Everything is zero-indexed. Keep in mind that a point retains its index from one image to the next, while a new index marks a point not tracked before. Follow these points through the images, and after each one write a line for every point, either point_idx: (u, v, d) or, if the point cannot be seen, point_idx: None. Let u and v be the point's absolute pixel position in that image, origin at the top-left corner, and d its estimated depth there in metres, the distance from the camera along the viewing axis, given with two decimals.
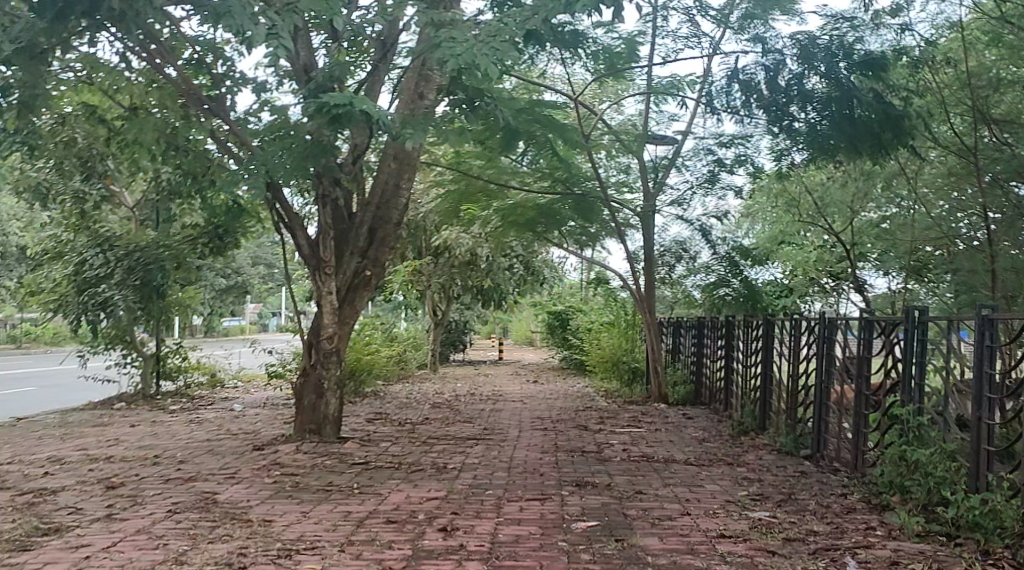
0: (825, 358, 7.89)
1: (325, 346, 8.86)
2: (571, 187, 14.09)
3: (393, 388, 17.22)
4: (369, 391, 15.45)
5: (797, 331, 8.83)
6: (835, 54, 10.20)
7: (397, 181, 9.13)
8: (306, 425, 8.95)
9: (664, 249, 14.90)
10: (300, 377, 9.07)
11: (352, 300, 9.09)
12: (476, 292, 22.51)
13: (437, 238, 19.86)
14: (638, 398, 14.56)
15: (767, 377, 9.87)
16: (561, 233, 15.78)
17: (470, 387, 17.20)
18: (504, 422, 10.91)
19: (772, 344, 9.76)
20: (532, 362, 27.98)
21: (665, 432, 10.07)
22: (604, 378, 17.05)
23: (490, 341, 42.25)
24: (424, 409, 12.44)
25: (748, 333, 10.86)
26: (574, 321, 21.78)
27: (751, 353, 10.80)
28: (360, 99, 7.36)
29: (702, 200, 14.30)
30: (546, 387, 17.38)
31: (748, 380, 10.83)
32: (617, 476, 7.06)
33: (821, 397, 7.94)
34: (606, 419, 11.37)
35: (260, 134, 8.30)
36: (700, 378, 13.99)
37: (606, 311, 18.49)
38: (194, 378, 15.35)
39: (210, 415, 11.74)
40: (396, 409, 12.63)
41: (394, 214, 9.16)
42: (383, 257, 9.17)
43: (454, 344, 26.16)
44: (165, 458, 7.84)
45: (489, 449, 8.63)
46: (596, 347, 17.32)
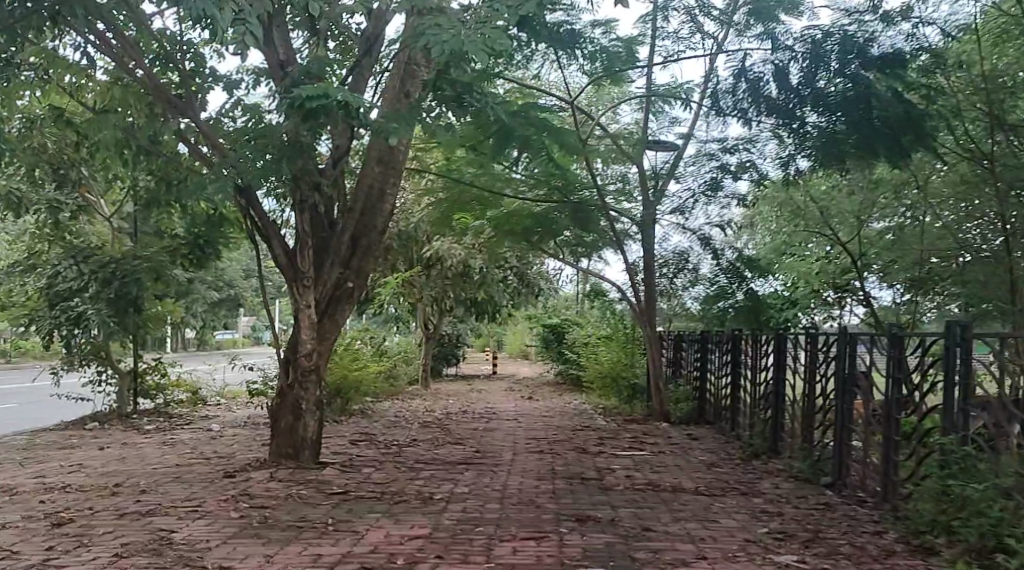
0: (846, 377, 7.30)
1: (304, 363, 8.20)
2: (567, 195, 13.50)
3: (383, 405, 16.56)
4: (357, 409, 14.80)
5: (811, 347, 8.23)
6: (848, 53, 9.64)
7: (382, 186, 8.54)
8: (282, 449, 8.28)
9: (664, 261, 14.30)
10: (276, 397, 8.39)
11: (334, 313, 8.44)
12: (468, 305, 21.88)
13: (429, 249, 19.27)
14: (638, 416, 13.92)
15: (777, 396, 9.26)
16: (557, 244, 15.19)
17: (463, 403, 16.55)
18: (498, 443, 10.26)
19: (783, 361, 9.14)
20: (526, 377, 27.33)
21: (670, 454, 9.44)
22: (602, 394, 16.41)
23: (483, 354, 41.56)
24: (413, 429, 11.79)
25: (755, 349, 10.23)
26: (571, 334, 21.17)
27: (759, 371, 10.18)
28: (339, 93, 6.77)
29: (705, 209, 13.72)
30: (543, 403, 16.74)
31: (755, 398, 10.21)
32: (622, 509, 6.41)
33: (841, 420, 7.33)
34: (606, 440, 10.73)
35: (233, 136, 7.68)
36: (703, 395, 13.35)
37: (603, 324, 17.88)
38: (173, 395, 14.66)
39: (186, 437, 11.07)
40: (384, 428, 11.98)
41: (379, 221, 8.54)
42: (367, 268, 8.53)
43: (445, 358, 25.49)
44: (125, 488, 7.16)
45: (481, 475, 7.98)
46: (593, 362, 16.68)
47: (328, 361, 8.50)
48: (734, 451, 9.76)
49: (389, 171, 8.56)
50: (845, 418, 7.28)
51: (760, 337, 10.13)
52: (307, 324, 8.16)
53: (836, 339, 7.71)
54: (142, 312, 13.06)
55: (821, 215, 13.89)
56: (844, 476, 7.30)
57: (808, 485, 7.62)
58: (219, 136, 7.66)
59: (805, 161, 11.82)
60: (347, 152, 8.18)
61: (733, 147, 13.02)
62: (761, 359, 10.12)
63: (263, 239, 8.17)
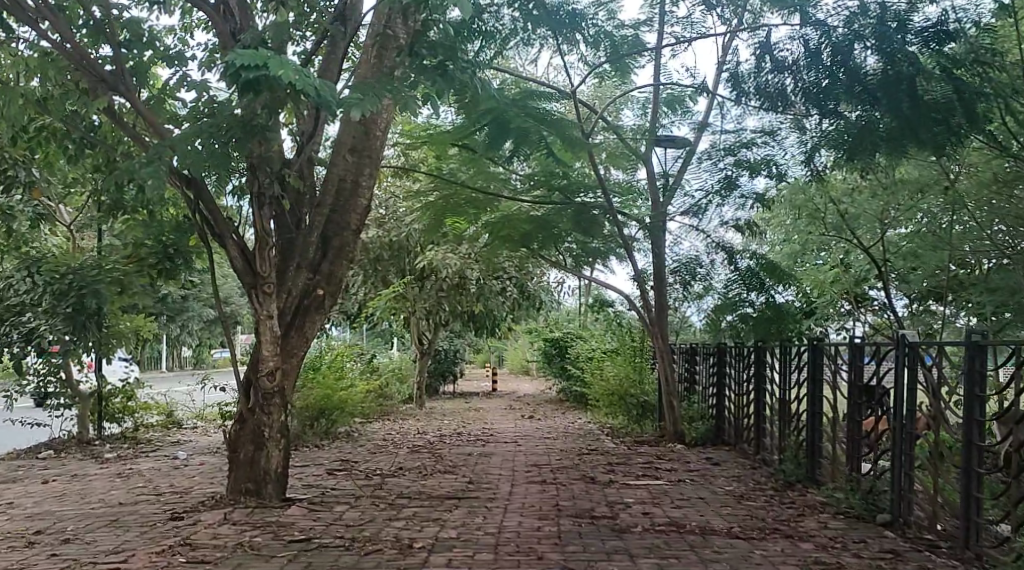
0: (905, 394, 6.20)
1: (265, 384, 7.02)
2: (570, 196, 12.33)
3: (373, 426, 15.36)
4: (343, 433, 13.63)
5: (857, 358, 7.11)
6: (888, 26, 8.51)
7: (358, 177, 7.45)
8: (241, 485, 7.05)
9: (675, 268, 13.18)
10: (235, 423, 7.19)
11: (301, 325, 7.28)
12: (466, 319, 20.74)
13: (422, 259, 18.13)
14: (649, 437, 12.71)
15: (814, 414, 8.12)
16: (558, 250, 14.03)
17: (459, 424, 15.34)
18: (495, 472, 9.06)
19: (820, 374, 8.01)
20: (526, 394, 26.15)
21: (691, 484, 8.25)
22: (608, 413, 15.20)
23: (482, 370, 40.36)
24: (401, 455, 10.61)
25: (783, 361, 9.10)
26: (573, 348, 19.97)
27: (789, 386, 9.03)
28: (281, 63, 5.51)
29: (719, 210, 12.59)
30: (544, 423, 15.53)
31: (786, 416, 9.06)
32: (643, 561, 5.22)
33: (902, 446, 6.23)
34: (617, 466, 9.54)
35: (174, 118, 6.55)
36: (721, 414, 12.16)
37: (608, 338, 16.74)
38: (143, 419, 13.47)
39: (147, 467, 9.89)
40: (369, 454, 10.79)
41: (354, 218, 7.45)
42: (339, 272, 7.41)
43: (441, 375, 24.34)
44: (45, 537, 5.98)
45: (473, 513, 6.78)
46: (598, 379, 15.52)
47: (295, 381, 7.33)
48: (763, 479, 8.59)
49: (366, 160, 7.48)
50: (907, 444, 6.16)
51: (787, 348, 9.00)
52: (269, 338, 6.99)
53: (890, 349, 6.58)
54: (104, 330, 11.95)
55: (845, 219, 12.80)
56: (910, 514, 6.22)
57: (862, 524, 6.44)
58: (157, 117, 6.50)
59: (831, 155, 10.70)
60: (316, 138, 7.10)
61: (750, 141, 11.92)
62: (792, 373, 8.98)
63: (218, 241, 7.03)
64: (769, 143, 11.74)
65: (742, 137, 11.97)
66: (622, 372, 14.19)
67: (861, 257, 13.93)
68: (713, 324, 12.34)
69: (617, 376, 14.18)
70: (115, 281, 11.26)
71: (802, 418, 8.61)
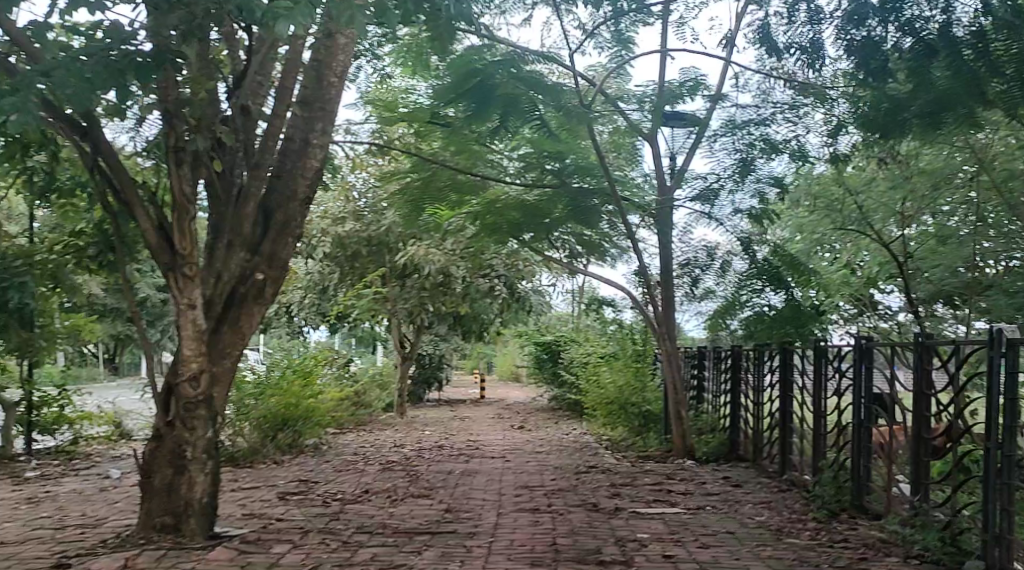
0: (1002, 404, 4.84)
1: (187, 391, 5.55)
2: (565, 179, 10.92)
3: (346, 437, 13.88)
4: (311, 447, 12.18)
5: (926, 361, 5.72)
6: None
7: (308, 133, 6.09)
8: (156, 520, 5.58)
9: (682, 262, 11.69)
10: (150, 442, 5.71)
11: (235, 318, 5.83)
12: (450, 321, 19.30)
13: (402, 255, 16.73)
14: (654, 451, 11.27)
15: (860, 428, 6.71)
16: (552, 242, 12.62)
17: (441, 435, 13.86)
18: (478, 497, 7.60)
19: (870, 379, 6.61)
20: (515, 402, 24.70)
21: (716, 513, 6.80)
22: (605, 423, 13.76)
23: (471, 377, 38.94)
24: (370, 473, 9.15)
25: (816, 364, 7.70)
26: (566, 353, 18.54)
27: (823, 394, 7.64)
28: None
29: (731, 197, 11.07)
30: (535, 435, 14.06)
31: (818, 429, 7.66)
32: None
33: (1001, 471, 4.84)
34: (623, 489, 8.09)
35: (64, 49, 5.15)
36: (735, 427, 10.66)
37: (605, 341, 15.37)
38: (83, 430, 11.94)
39: (69, 489, 8.43)
40: (334, 472, 9.33)
41: (301, 186, 6.05)
42: (282, 251, 5.97)
43: (425, 382, 22.89)
44: None
45: (448, 556, 5.33)
46: (594, 386, 14.12)
47: (226, 388, 5.87)
48: (796, 506, 7.18)
49: (318, 113, 6.12)
50: (1005, 470, 4.78)
51: (823, 350, 7.60)
52: (191, 334, 5.52)
53: (975, 347, 5.22)
54: (33, 330, 10.46)
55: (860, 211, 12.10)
56: (1009, 559, 4.80)
57: None
58: (40, 48, 5.10)
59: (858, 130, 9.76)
60: (250, 83, 5.69)
61: (768, 119, 10.63)
62: (827, 378, 7.60)
63: (126, 211, 5.58)
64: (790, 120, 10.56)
65: (761, 113, 10.68)
66: (622, 379, 12.78)
67: (885, 252, 12.59)
68: (714, 326, 11.36)
69: (618, 383, 12.75)
70: (43, 273, 9.79)
71: (844, 431, 7.22)
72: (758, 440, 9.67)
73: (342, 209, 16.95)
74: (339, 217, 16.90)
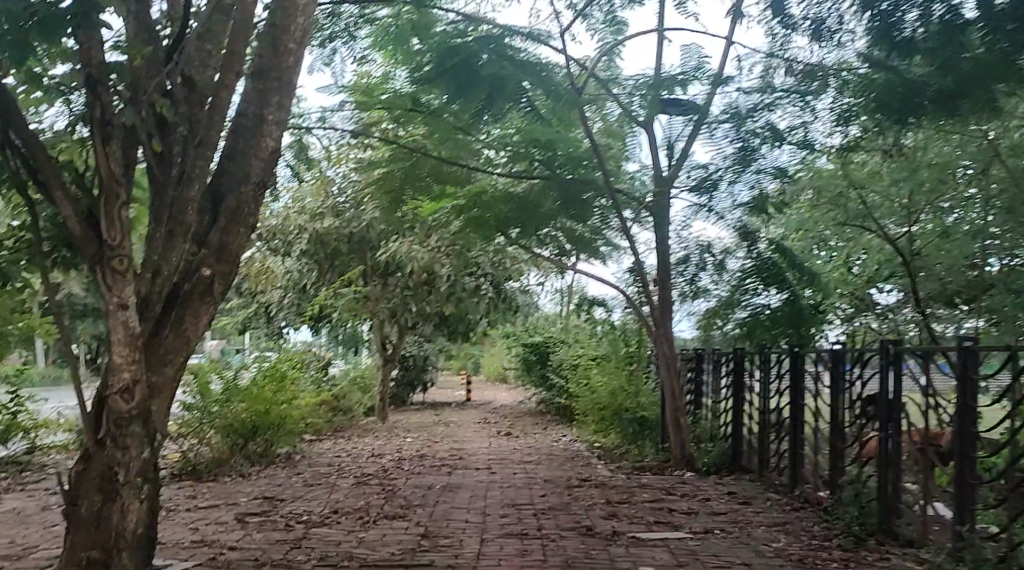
0: None
1: (118, 405, 4.75)
2: (556, 170, 10.20)
3: (323, 444, 13.08)
4: (283, 457, 11.39)
5: (969, 369, 5.01)
6: None
7: (263, 106, 5.32)
8: (82, 555, 4.79)
9: (678, 260, 10.85)
10: (77, 463, 4.93)
11: (179, 319, 5.05)
12: (435, 321, 18.54)
13: (383, 252, 15.97)
14: (650, 461, 10.54)
15: (887, 443, 6.02)
16: (541, 238, 11.89)
17: (424, 443, 13.09)
18: (459, 518, 6.84)
19: (898, 390, 5.91)
20: (502, 405, 23.93)
21: (726, 538, 6.06)
22: (596, 429, 13.03)
23: (458, 377, 38.15)
24: (343, 489, 8.38)
25: (833, 371, 6.99)
26: (555, 355, 17.81)
27: (841, 404, 6.92)
28: None
29: (731, 188, 10.33)
30: (524, 442, 13.32)
31: (836, 442, 6.95)
32: None
33: None
34: (620, 507, 7.33)
35: None
36: (737, 438, 9.91)
37: (597, 343, 14.65)
38: (39, 440, 11.09)
39: (7, 508, 7.61)
40: (304, 487, 8.55)
41: (255, 167, 5.30)
42: (233, 242, 5.20)
43: (410, 385, 22.11)
44: None
45: None
46: (586, 391, 13.39)
47: (168, 400, 5.07)
48: (815, 530, 6.45)
49: (274, 83, 5.34)
50: None
51: (841, 355, 6.90)
52: (124, 339, 4.71)
53: None
54: None
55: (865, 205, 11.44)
56: None
57: None
58: None
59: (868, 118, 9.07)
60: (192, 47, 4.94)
61: (774, 103, 9.90)
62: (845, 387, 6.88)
63: (47, 195, 4.81)
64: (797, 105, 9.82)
65: (766, 97, 9.96)
66: (615, 383, 12.05)
67: (891, 248, 11.93)
68: (711, 327, 10.65)
69: (611, 388, 12.01)
70: None
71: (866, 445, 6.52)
72: (763, 451, 8.95)
73: (320, 204, 16.16)
74: (317, 213, 16.11)
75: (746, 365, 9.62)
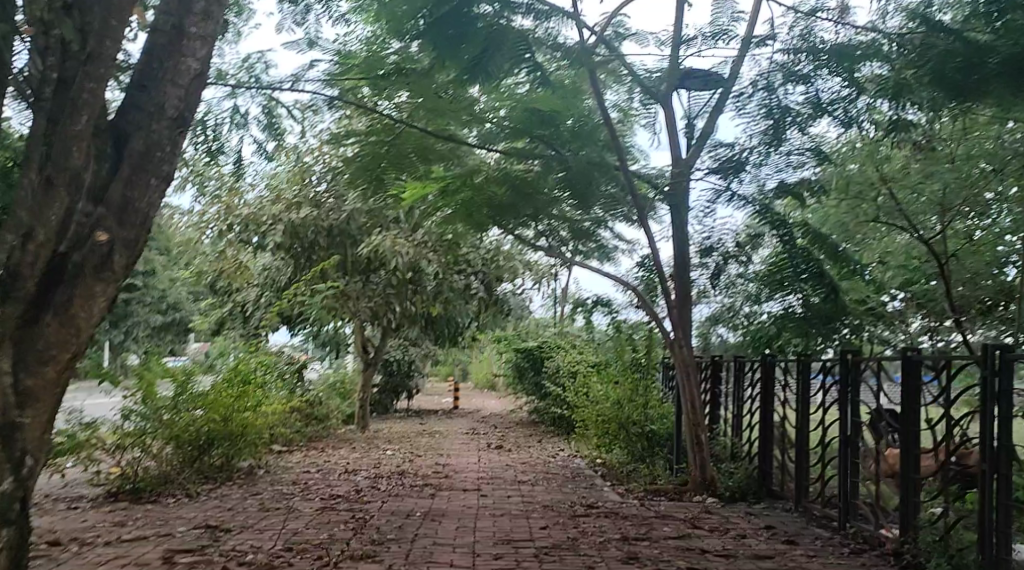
0: None
1: None
2: (561, 148, 8.91)
3: (291, 456, 11.74)
4: (245, 471, 10.11)
5: None
6: None
7: (182, 20, 5.01)
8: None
9: (701, 250, 9.58)
10: None
11: (66, 301, 4.59)
12: (421, 324, 17.32)
13: (365, 247, 14.69)
14: (663, 483, 9.21)
15: (997, 459, 4.88)
16: (540, 230, 10.62)
17: (406, 456, 11.76)
18: (444, 558, 5.52)
19: (1006, 407, 4.82)
20: (491, 414, 22.65)
21: None
22: (594, 445, 11.73)
23: (443, 384, 36.88)
24: (308, 515, 7.04)
25: (903, 380, 5.81)
26: (549, 362, 16.58)
27: (917, 423, 5.72)
28: None
29: (760, 171, 9.05)
30: (515, 457, 12.00)
31: (907, 468, 5.76)
32: None
33: None
34: (638, 545, 6.01)
35: None
36: (766, 457, 8.59)
37: (597, 349, 13.46)
38: None
39: None
40: (259, 512, 7.19)
41: (171, 99, 4.94)
42: (139, 200, 4.79)
43: (393, 393, 20.81)
44: None
45: None
46: (585, 401, 12.19)
47: (50, 400, 4.61)
48: None
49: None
50: None
51: (917, 363, 5.72)
52: None
53: None
54: None
55: (900, 199, 10.27)
56: None
57: None
58: None
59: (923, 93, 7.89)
60: None
61: (812, 75, 8.58)
62: (921, 402, 5.73)
63: None
64: (844, 83, 8.45)
65: (800, 69, 8.65)
66: (618, 394, 10.78)
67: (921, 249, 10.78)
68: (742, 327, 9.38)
69: (615, 399, 10.77)
70: None
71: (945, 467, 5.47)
72: (801, 477, 7.68)
73: (297, 194, 14.96)
74: (294, 203, 14.91)
75: (778, 376, 8.31)
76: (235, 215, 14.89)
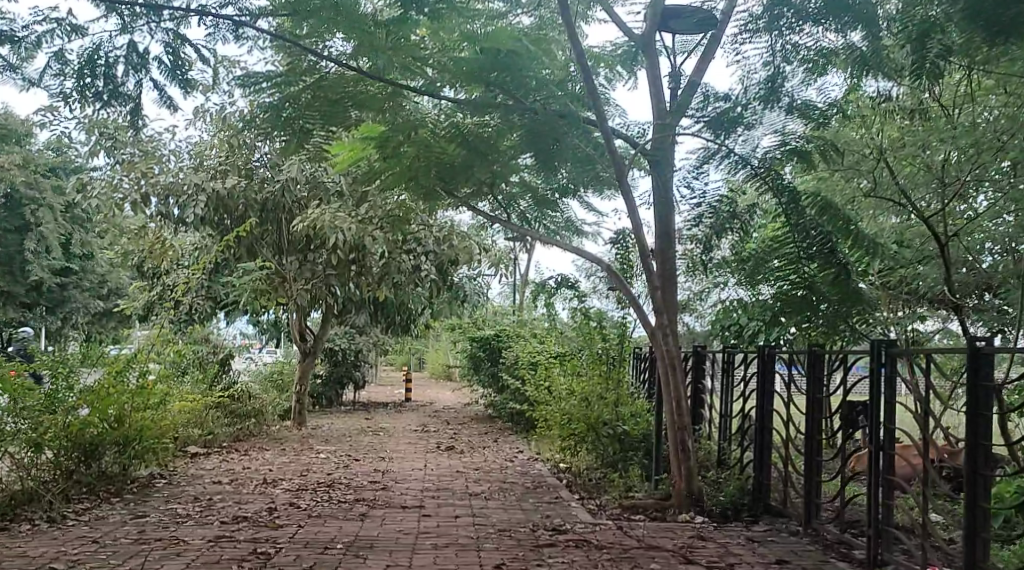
0: None
1: None
2: (521, 97, 7.40)
3: (207, 461, 10.13)
4: (143, 483, 8.54)
5: None
6: None
7: None
8: None
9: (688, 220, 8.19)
10: None
11: None
12: (367, 310, 15.77)
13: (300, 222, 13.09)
14: (641, 496, 7.78)
15: None
16: (497, 202, 9.13)
17: (341, 460, 10.20)
18: None
19: None
20: (445, 407, 21.16)
21: None
22: (557, 448, 10.29)
23: (399, 375, 35.44)
24: (191, 552, 5.46)
25: (971, 377, 4.49)
26: (506, 354, 15.16)
27: (989, 436, 4.47)
28: None
29: (757, 127, 7.65)
30: (469, 461, 10.52)
31: (977, 496, 4.47)
32: None
33: None
34: None
35: None
36: (765, 466, 7.18)
37: (560, 338, 11.99)
38: None
39: None
40: (131, 548, 5.60)
41: None
42: None
43: (339, 383, 19.23)
44: None
45: None
46: (547, 398, 10.74)
47: None
48: None
49: None
50: None
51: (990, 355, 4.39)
52: None
53: None
54: None
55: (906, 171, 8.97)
56: None
57: None
58: None
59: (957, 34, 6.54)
60: None
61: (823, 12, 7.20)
62: (993, 407, 4.48)
63: None
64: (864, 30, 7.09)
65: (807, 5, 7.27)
66: (586, 389, 9.33)
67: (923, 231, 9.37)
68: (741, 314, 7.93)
69: (581, 395, 9.34)
70: None
71: None
72: (812, 494, 6.30)
73: (224, 161, 13.29)
74: (220, 172, 13.25)
75: (780, 369, 6.89)
76: (154, 184, 13.17)
